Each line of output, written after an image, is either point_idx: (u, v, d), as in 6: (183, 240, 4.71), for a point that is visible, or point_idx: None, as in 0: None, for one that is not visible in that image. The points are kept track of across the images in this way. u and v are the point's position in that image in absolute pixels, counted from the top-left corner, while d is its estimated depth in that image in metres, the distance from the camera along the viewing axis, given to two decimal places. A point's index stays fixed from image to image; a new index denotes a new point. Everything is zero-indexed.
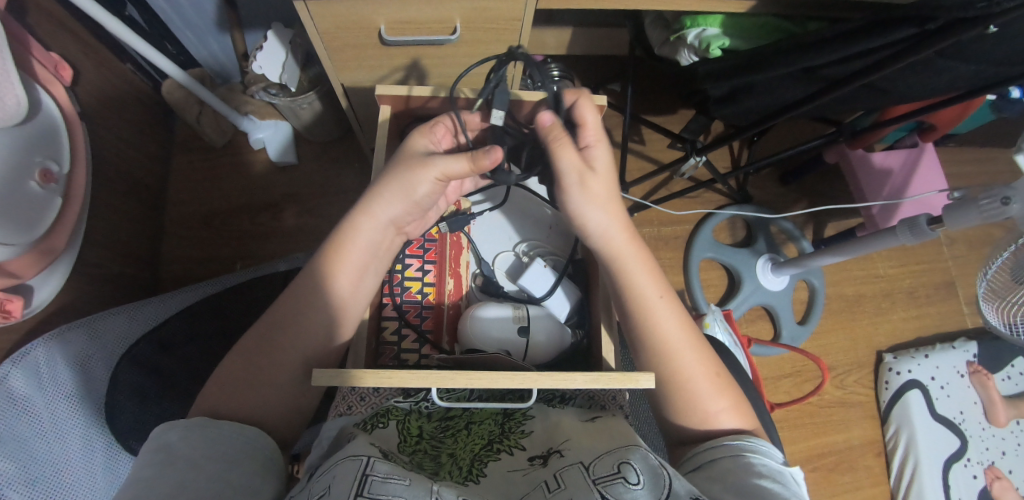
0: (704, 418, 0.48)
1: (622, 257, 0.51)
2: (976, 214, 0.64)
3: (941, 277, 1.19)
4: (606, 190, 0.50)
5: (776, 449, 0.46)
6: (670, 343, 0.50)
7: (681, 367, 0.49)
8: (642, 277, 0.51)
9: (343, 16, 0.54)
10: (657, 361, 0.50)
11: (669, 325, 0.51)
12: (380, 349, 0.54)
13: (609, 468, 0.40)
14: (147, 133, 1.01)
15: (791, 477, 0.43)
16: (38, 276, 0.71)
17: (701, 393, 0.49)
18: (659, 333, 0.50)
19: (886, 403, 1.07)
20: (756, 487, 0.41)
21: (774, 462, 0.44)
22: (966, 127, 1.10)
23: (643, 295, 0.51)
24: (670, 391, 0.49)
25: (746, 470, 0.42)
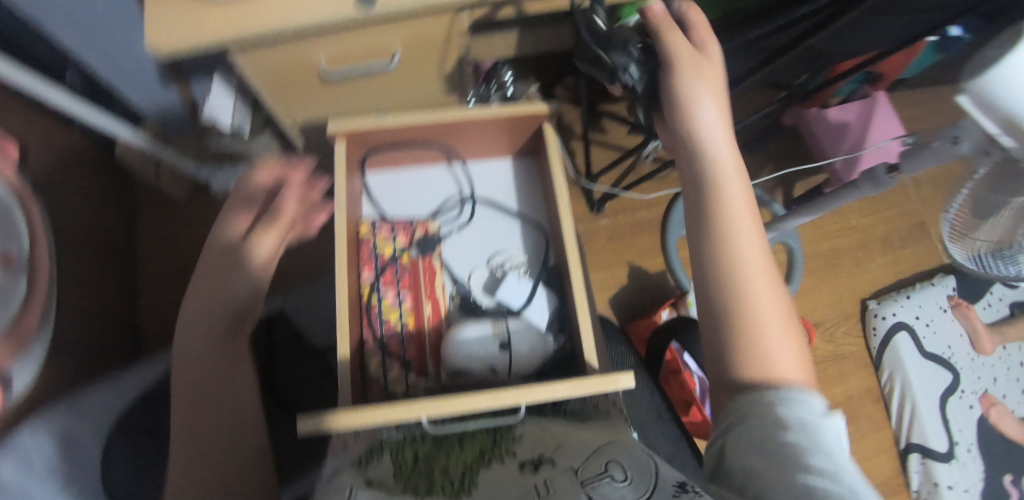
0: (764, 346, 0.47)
1: (722, 187, 0.52)
2: (930, 156, 0.66)
3: (911, 219, 1.22)
4: (714, 88, 0.53)
5: (812, 399, 0.43)
6: (747, 273, 0.49)
7: (761, 298, 0.48)
8: (738, 199, 0.52)
9: (280, 59, 0.54)
10: (742, 287, 0.49)
11: (755, 256, 0.50)
12: (367, 383, 0.54)
13: (597, 468, 0.40)
14: (107, 197, 0.99)
15: (825, 430, 0.41)
16: (16, 363, 0.69)
17: (771, 334, 0.47)
18: (741, 259, 0.50)
19: (877, 349, 1.09)
20: (782, 448, 0.39)
21: (807, 415, 0.42)
22: (913, 72, 1.14)
23: (735, 225, 0.51)
24: (743, 318, 0.48)
25: (772, 428, 0.41)
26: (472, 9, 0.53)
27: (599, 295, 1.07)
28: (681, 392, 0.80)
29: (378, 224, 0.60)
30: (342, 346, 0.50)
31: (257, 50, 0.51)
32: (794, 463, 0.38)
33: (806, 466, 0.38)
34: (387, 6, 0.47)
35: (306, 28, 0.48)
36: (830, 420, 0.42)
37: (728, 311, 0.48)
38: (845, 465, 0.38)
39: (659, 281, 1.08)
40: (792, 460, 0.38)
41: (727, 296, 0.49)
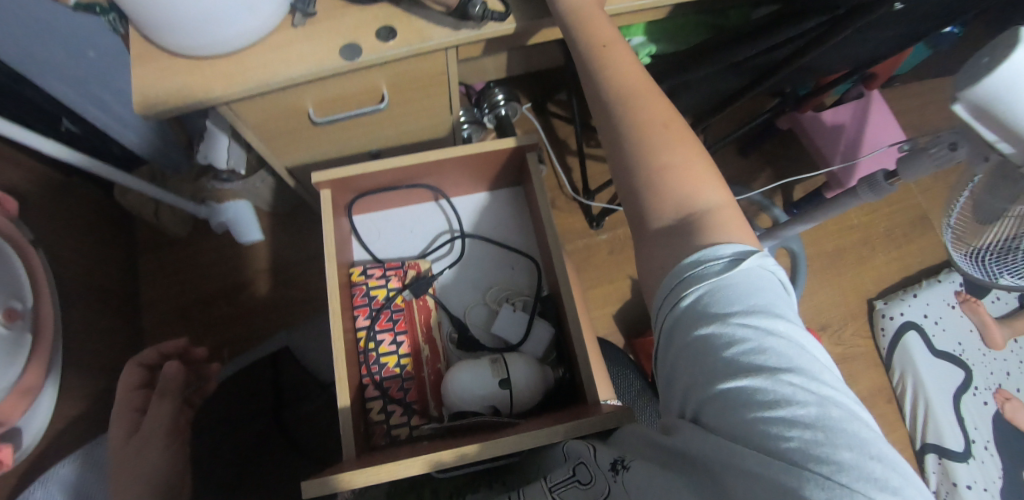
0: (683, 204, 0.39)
1: (604, 48, 0.46)
2: (928, 162, 0.66)
3: (913, 214, 1.21)
4: None
5: (717, 247, 0.33)
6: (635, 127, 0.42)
7: (667, 143, 0.41)
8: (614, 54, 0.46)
9: (270, 107, 0.54)
10: (641, 138, 0.41)
11: (652, 108, 0.43)
12: (370, 430, 0.54)
13: (565, 473, 0.41)
14: (108, 240, 1.00)
15: (740, 282, 0.31)
16: (23, 417, 0.70)
17: (686, 184, 0.39)
18: (636, 114, 0.42)
19: (886, 348, 1.09)
20: (718, 376, 0.30)
21: (712, 276, 0.32)
22: (906, 68, 1.13)
23: (616, 86, 0.44)
24: (644, 170, 0.41)
25: (680, 318, 0.33)
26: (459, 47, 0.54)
27: (604, 309, 1.07)
28: None
29: (369, 268, 0.60)
30: (340, 395, 0.50)
31: (248, 101, 0.52)
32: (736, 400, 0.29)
33: (754, 393, 0.28)
34: (373, 54, 0.49)
35: (295, 79, 0.48)
36: (743, 262, 0.32)
37: (641, 175, 0.41)
38: (778, 327, 0.30)
39: None
40: (712, 361, 0.30)
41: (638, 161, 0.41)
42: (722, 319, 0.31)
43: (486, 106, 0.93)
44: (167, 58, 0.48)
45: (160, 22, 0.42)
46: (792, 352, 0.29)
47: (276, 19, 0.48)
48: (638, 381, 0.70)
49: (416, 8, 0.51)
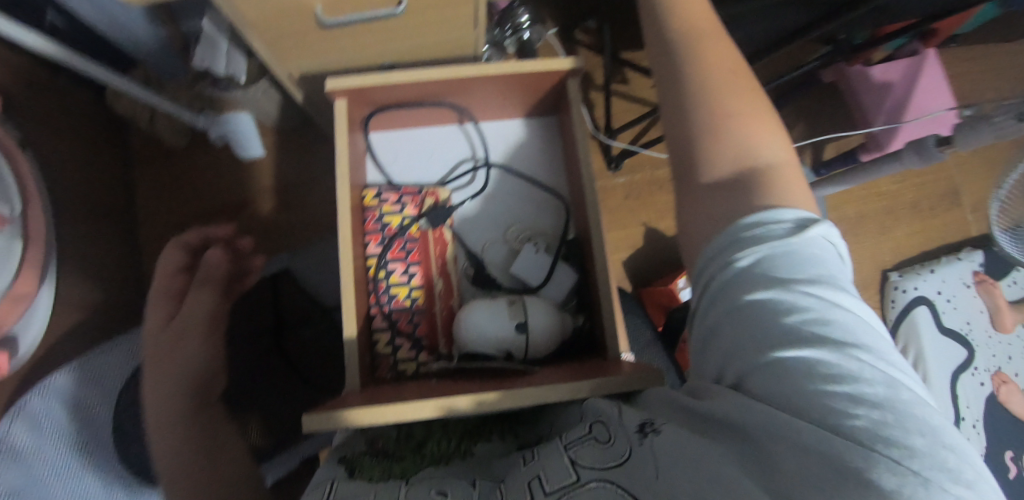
0: (730, 151, 0.38)
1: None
2: (991, 133, 0.61)
3: (945, 188, 1.15)
4: None
5: (779, 212, 0.33)
6: (709, 88, 0.40)
7: (719, 89, 0.40)
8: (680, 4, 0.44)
9: (274, 3, 0.47)
10: (710, 106, 0.39)
11: (719, 58, 0.41)
12: (376, 362, 0.53)
13: (581, 430, 0.37)
14: (99, 145, 0.94)
15: (800, 248, 0.31)
16: (20, 324, 0.70)
17: (736, 132, 0.38)
18: (698, 58, 0.41)
19: (893, 321, 1.07)
20: (759, 322, 0.31)
21: (774, 240, 0.32)
22: (970, 27, 1.03)
23: (681, 30, 0.43)
24: (711, 133, 0.39)
25: (732, 275, 0.33)
26: None
27: (614, 256, 1.04)
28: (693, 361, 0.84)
29: (384, 192, 0.56)
30: (347, 325, 0.48)
31: None
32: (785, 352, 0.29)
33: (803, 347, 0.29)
34: None
35: None
36: (807, 230, 0.32)
37: (689, 117, 0.40)
38: (834, 295, 0.30)
39: (675, 244, 1.05)
40: (759, 317, 0.31)
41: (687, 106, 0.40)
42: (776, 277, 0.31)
43: (511, 26, 0.84)
44: None
45: None
46: (842, 319, 0.29)
47: None
48: (649, 332, 0.68)
49: None
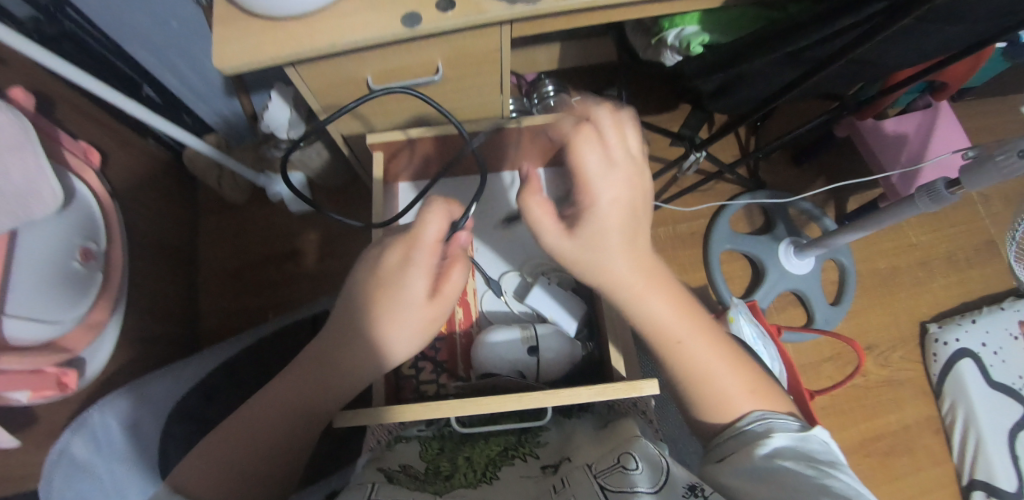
0: (731, 414, 0.49)
1: (644, 297, 0.48)
2: (996, 173, 0.63)
3: (980, 238, 1.13)
4: (610, 228, 0.46)
5: (787, 421, 0.47)
6: (703, 379, 0.50)
7: (703, 367, 0.50)
8: (660, 308, 0.49)
9: (329, 75, 0.58)
10: (696, 397, 0.50)
11: (692, 329, 0.51)
12: (400, 383, 0.59)
13: (611, 462, 0.43)
14: (174, 200, 1.07)
15: (814, 440, 0.44)
16: (89, 350, 0.77)
17: (731, 389, 0.50)
18: (688, 363, 0.50)
19: (936, 376, 1.02)
20: (772, 467, 0.42)
21: (792, 432, 0.45)
22: (983, 78, 1.06)
23: (657, 316, 0.49)
24: (707, 408, 0.49)
25: (763, 459, 0.43)
26: (512, 23, 0.56)
27: None
28: None
29: None
30: None
31: (311, 66, 0.56)
32: (787, 479, 0.40)
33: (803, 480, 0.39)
34: (432, 25, 0.51)
35: (346, 45, 0.51)
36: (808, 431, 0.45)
37: (690, 397, 0.51)
38: (849, 474, 0.41)
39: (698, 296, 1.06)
40: (801, 483, 0.39)
41: (689, 391, 0.50)
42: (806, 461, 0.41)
43: (537, 96, 0.95)
44: (244, 19, 0.52)
45: None
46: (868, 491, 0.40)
47: None
48: None
49: None
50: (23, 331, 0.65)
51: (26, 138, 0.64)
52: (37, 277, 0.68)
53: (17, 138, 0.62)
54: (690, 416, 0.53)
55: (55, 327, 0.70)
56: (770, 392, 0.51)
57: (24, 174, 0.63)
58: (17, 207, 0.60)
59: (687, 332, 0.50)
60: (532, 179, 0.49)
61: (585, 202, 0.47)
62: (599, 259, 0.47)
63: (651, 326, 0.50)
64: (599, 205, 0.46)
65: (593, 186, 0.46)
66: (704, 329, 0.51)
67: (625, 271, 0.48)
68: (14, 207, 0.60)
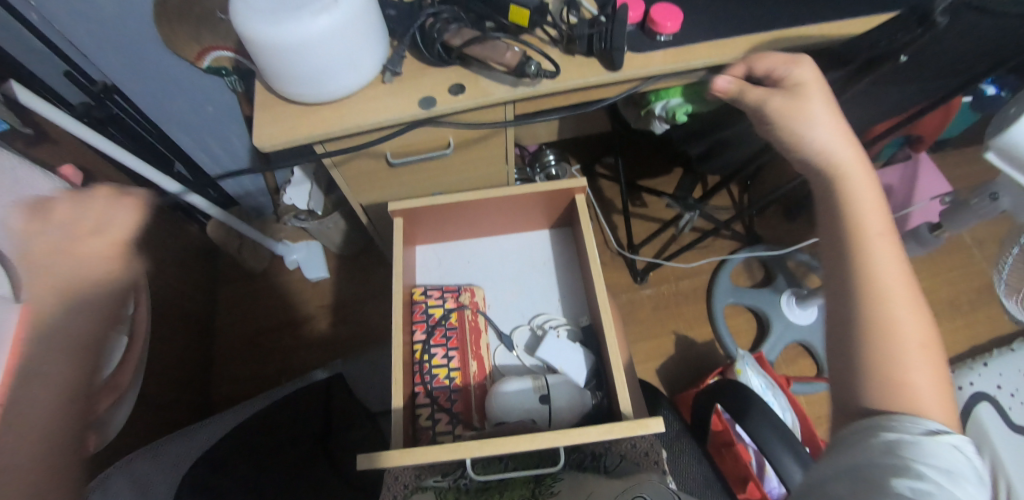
0: (904, 400, 0.42)
1: (848, 177, 0.50)
2: (973, 215, 0.68)
3: (979, 281, 1.15)
4: (822, 112, 0.50)
5: (920, 420, 0.40)
6: (893, 318, 0.45)
7: (890, 279, 0.46)
8: (867, 208, 0.49)
9: (352, 151, 0.65)
10: (874, 335, 0.45)
11: (896, 272, 0.47)
12: (417, 434, 0.60)
13: None
14: (196, 271, 1.13)
15: (936, 446, 0.37)
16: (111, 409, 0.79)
17: (906, 347, 0.44)
18: (875, 270, 0.46)
19: (957, 423, 1.01)
20: (873, 462, 0.38)
21: (908, 435, 0.39)
22: (956, 129, 1.14)
23: (863, 208, 0.49)
24: (878, 355, 0.44)
25: (869, 451, 0.39)
26: (516, 102, 0.63)
27: (648, 363, 1.06)
28: (736, 466, 0.78)
29: (429, 290, 0.68)
30: (395, 397, 0.57)
31: (337, 143, 0.62)
32: (880, 475, 0.36)
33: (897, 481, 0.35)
34: (445, 106, 0.58)
35: (370, 124, 0.58)
36: (940, 436, 0.38)
37: (859, 333, 0.45)
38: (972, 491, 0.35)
39: (706, 351, 1.07)
40: (874, 480, 0.36)
41: (861, 305, 0.46)
42: (900, 458, 0.37)
43: (539, 165, 1.02)
44: (282, 105, 0.59)
45: (285, 75, 0.54)
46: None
47: (370, 77, 0.59)
48: (677, 422, 0.68)
49: (483, 69, 0.60)
50: None
51: None
52: None
53: None
54: (844, 386, 0.46)
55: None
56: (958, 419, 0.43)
57: None
58: None
59: (889, 239, 0.47)
60: (769, 57, 0.54)
61: (800, 80, 0.52)
62: (806, 122, 0.50)
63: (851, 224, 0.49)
64: (822, 97, 0.51)
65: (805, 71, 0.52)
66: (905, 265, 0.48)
67: (832, 144, 0.50)
68: None
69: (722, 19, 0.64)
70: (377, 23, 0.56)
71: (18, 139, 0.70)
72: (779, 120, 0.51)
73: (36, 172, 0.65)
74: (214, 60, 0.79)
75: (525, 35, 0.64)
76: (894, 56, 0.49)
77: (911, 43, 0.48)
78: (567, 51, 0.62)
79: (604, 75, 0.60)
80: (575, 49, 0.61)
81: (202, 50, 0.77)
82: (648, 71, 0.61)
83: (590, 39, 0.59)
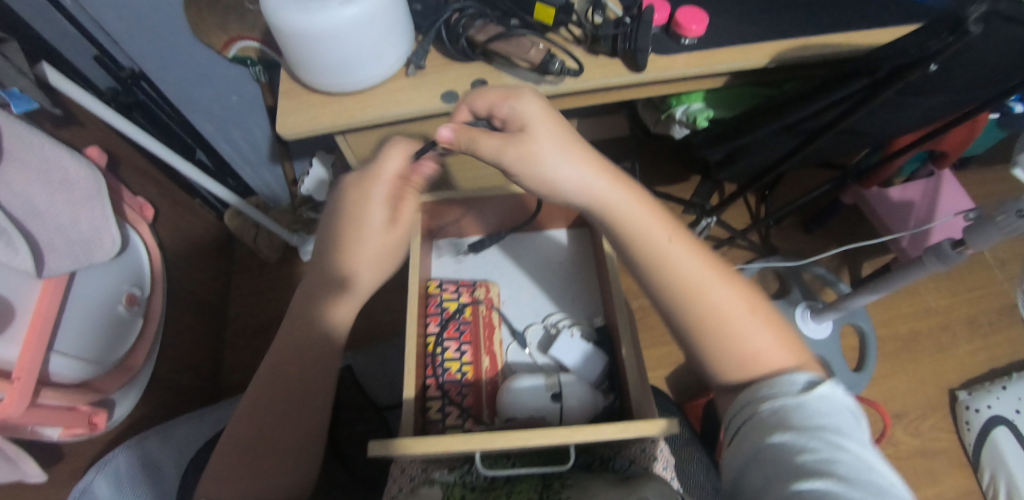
0: (763, 368, 0.43)
1: (609, 202, 0.47)
2: (998, 232, 0.66)
3: (1001, 302, 1.13)
4: (552, 140, 0.45)
5: (791, 375, 0.41)
6: (712, 307, 0.45)
7: (688, 277, 0.46)
8: (641, 216, 0.48)
9: (374, 143, 0.65)
10: (704, 336, 0.45)
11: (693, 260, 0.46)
12: (426, 427, 0.59)
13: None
14: (212, 258, 1.14)
15: (814, 404, 0.38)
16: (119, 391, 0.79)
17: (736, 322, 0.44)
18: (675, 271, 0.46)
19: (972, 446, 0.98)
20: (773, 447, 0.37)
21: (788, 400, 0.39)
22: (981, 146, 1.12)
23: (631, 219, 0.47)
24: (712, 349, 0.44)
25: (763, 435, 0.38)
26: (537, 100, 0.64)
27: (656, 371, 1.06)
28: None
29: (445, 283, 0.68)
30: (407, 386, 0.57)
31: (359, 134, 0.63)
32: (788, 462, 0.36)
33: (802, 462, 0.35)
34: (468, 100, 0.58)
35: (390, 115, 0.58)
36: (815, 391, 0.39)
37: (692, 333, 0.45)
38: (855, 441, 0.36)
39: None
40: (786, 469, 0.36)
41: (678, 311, 0.46)
42: (794, 434, 0.37)
43: None
44: (306, 94, 0.60)
45: (310, 62, 0.55)
46: (861, 462, 0.35)
47: (394, 69, 0.59)
48: (687, 430, 0.67)
49: (506, 66, 0.60)
50: (64, 368, 0.68)
51: (98, 192, 0.72)
52: (86, 318, 0.73)
53: (90, 191, 0.71)
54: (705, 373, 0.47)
55: (94, 367, 0.73)
56: (800, 348, 0.45)
57: (90, 224, 0.70)
58: (80, 250, 0.68)
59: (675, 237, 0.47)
60: (487, 93, 0.47)
61: (524, 116, 0.46)
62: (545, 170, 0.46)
63: (637, 242, 0.47)
64: (539, 123, 0.45)
65: (517, 101, 0.46)
66: (697, 248, 0.48)
67: (591, 186, 0.47)
68: (75, 250, 0.67)
69: (748, 24, 0.64)
70: (404, 15, 0.56)
71: (47, 120, 0.72)
72: (518, 171, 0.46)
73: (65, 152, 0.67)
74: (239, 49, 0.80)
75: (549, 33, 0.64)
76: (923, 64, 0.48)
77: (940, 52, 0.46)
78: (591, 51, 0.62)
79: (627, 75, 0.60)
80: (598, 49, 0.61)
81: (227, 40, 0.79)
82: (671, 73, 0.60)
83: (615, 39, 0.60)
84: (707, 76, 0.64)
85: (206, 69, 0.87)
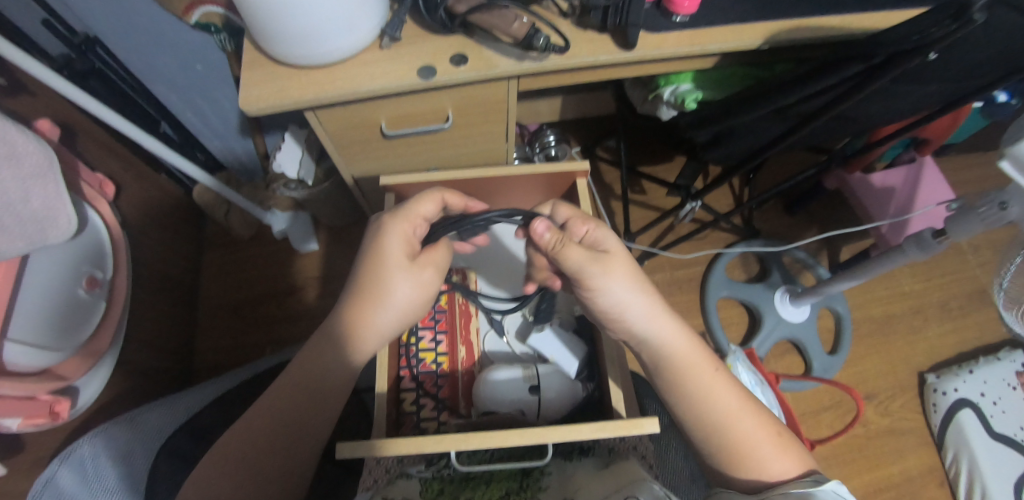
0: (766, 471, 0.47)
1: (644, 327, 0.50)
2: (978, 222, 0.66)
3: (972, 286, 1.15)
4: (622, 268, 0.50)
5: (801, 474, 0.46)
6: (744, 433, 0.48)
7: (720, 410, 0.49)
8: (675, 339, 0.51)
9: (346, 119, 0.62)
10: (725, 461, 0.48)
11: (727, 393, 0.50)
12: (401, 419, 0.61)
13: None
14: (181, 234, 1.10)
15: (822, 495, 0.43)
16: (84, 377, 0.76)
17: (764, 450, 0.47)
18: (710, 398, 0.49)
19: (938, 426, 1.01)
20: None
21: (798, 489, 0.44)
22: (964, 133, 1.12)
23: (672, 350, 0.51)
24: (738, 468, 0.47)
25: None
26: (519, 77, 0.61)
27: None
28: None
29: None
30: (380, 378, 0.56)
31: (330, 110, 0.59)
32: None
33: None
34: (446, 76, 0.55)
35: (363, 92, 0.55)
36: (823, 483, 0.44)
37: (717, 455, 0.49)
38: None
39: None
40: None
41: (707, 434, 0.49)
42: None
43: (539, 145, 1.00)
44: (272, 67, 0.56)
45: (277, 34, 0.50)
46: None
47: (368, 40, 0.55)
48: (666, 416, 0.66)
49: (488, 39, 0.57)
50: (21, 356, 0.64)
51: (50, 165, 0.67)
52: (41, 302, 0.68)
53: (42, 166, 0.65)
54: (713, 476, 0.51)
55: (51, 353, 0.69)
56: (803, 454, 0.49)
57: (43, 202, 0.65)
58: (33, 232, 0.63)
59: (711, 368, 0.51)
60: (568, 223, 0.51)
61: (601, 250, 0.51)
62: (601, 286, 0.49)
63: (676, 365, 0.51)
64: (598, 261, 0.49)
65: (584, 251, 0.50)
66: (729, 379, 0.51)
67: (660, 330, 0.51)
68: (29, 231, 0.62)
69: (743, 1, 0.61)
70: None
71: None
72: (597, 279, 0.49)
73: (11, 125, 0.61)
74: (203, 15, 0.74)
75: (534, 5, 0.60)
76: (923, 52, 0.46)
77: (943, 38, 0.44)
78: (580, 24, 0.59)
79: (617, 53, 0.57)
80: (587, 22, 0.58)
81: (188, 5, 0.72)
82: (661, 52, 0.58)
83: (605, 12, 0.56)
84: (698, 54, 0.62)
85: (168, 37, 0.81)
